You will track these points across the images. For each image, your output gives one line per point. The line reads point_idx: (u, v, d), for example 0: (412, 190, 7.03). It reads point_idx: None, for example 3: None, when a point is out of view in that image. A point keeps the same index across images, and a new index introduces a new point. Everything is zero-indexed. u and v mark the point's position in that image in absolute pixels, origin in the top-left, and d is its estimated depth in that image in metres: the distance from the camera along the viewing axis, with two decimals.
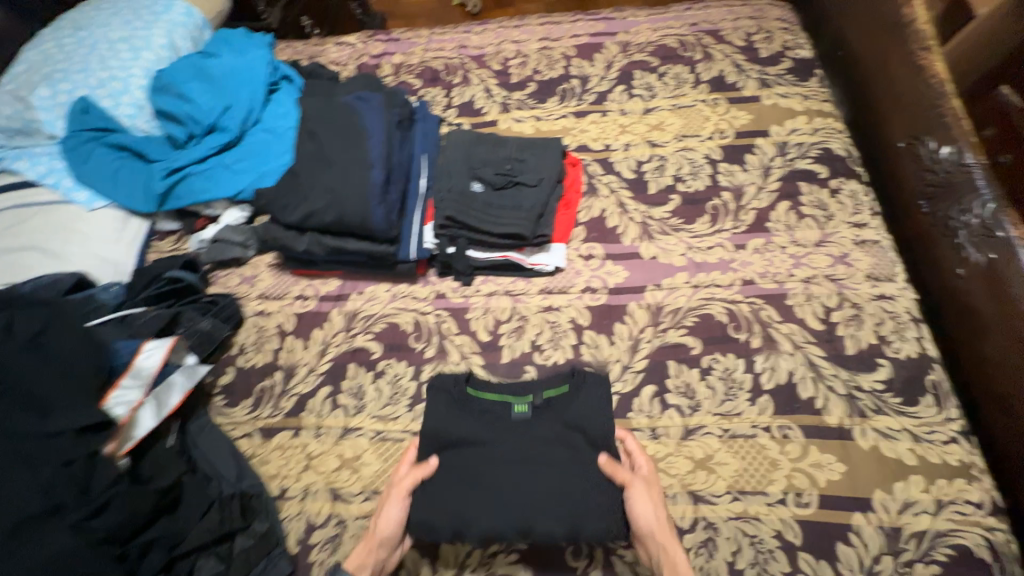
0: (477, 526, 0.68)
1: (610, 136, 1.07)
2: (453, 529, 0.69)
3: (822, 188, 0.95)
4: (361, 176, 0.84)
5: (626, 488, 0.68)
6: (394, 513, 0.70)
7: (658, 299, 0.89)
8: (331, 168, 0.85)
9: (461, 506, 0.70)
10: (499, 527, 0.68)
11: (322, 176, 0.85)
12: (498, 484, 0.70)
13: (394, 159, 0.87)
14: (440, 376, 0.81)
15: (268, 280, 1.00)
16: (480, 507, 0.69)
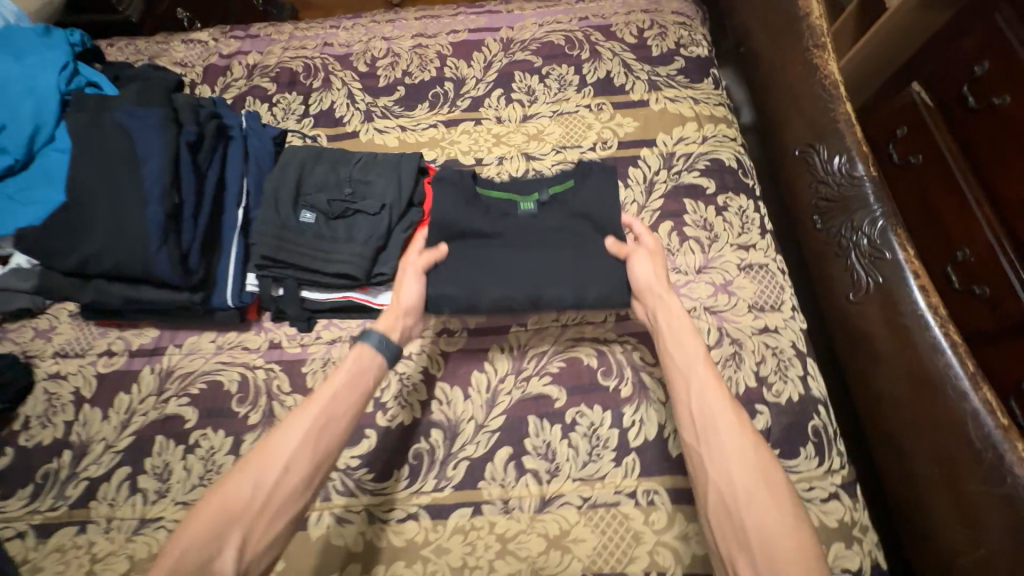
0: (487, 298, 0.71)
1: (482, 149, 0.94)
2: (465, 302, 0.71)
3: (709, 205, 0.85)
4: (137, 215, 0.68)
5: (631, 253, 0.70)
6: (413, 290, 0.70)
7: (521, 341, 0.78)
8: (102, 202, 0.69)
9: (473, 287, 0.71)
10: (510, 300, 0.70)
11: (93, 212, 0.69)
12: (505, 264, 0.72)
13: (190, 189, 0.72)
14: (444, 171, 0.78)
15: (67, 333, 0.83)
16: (490, 284, 0.71)
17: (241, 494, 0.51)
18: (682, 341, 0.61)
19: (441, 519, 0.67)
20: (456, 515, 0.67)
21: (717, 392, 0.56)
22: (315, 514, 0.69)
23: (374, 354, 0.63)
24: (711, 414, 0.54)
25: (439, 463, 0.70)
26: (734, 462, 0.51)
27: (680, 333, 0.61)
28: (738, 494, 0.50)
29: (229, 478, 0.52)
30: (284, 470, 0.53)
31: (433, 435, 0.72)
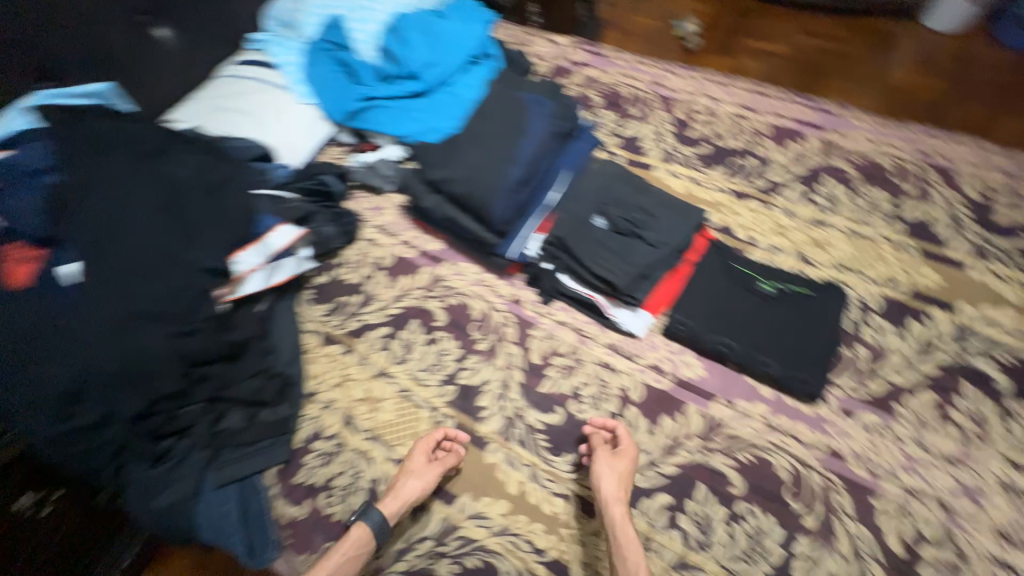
0: (710, 341, 0.84)
1: (759, 230, 0.98)
2: (693, 335, 0.85)
3: (989, 401, 0.77)
4: (497, 167, 0.90)
5: (594, 456, 0.75)
6: (425, 476, 0.76)
7: (722, 416, 0.80)
8: (479, 150, 0.93)
9: (703, 327, 0.85)
10: (729, 351, 0.83)
11: (469, 154, 0.94)
12: (737, 323, 0.85)
13: (535, 164, 0.92)
14: (719, 241, 0.96)
15: (390, 216, 1.12)
16: (717, 331, 0.85)
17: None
18: (629, 551, 0.67)
19: (588, 515, 0.75)
20: (601, 520, 0.74)
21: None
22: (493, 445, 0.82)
23: (369, 536, 0.72)
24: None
25: None
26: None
27: (627, 532, 0.69)
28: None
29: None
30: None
31: None
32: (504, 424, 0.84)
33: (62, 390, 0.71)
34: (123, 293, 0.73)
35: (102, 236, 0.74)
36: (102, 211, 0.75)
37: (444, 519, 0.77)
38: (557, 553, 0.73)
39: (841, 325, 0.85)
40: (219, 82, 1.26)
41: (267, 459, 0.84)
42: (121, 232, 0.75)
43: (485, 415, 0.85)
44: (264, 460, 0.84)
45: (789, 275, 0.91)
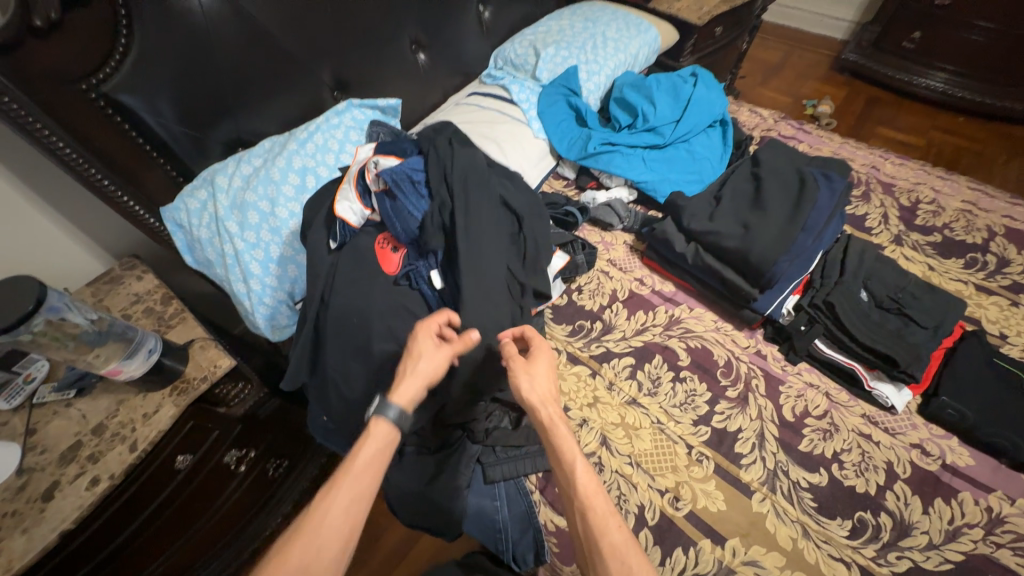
0: (983, 432, 0.85)
1: (1011, 328, 0.99)
2: (962, 422, 0.86)
3: None
4: (787, 232, 0.96)
5: (517, 369, 0.70)
6: (438, 351, 0.70)
7: (1002, 511, 0.80)
8: (758, 213, 1.00)
9: (973, 417, 0.86)
10: (1006, 447, 0.83)
11: (746, 215, 1.01)
12: (1009, 418, 0.86)
13: (819, 235, 0.98)
14: (969, 330, 0.97)
15: (620, 252, 1.19)
16: (989, 424, 0.86)
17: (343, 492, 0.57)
18: (570, 454, 0.62)
19: None
20: None
21: (608, 517, 0.58)
22: (759, 494, 0.84)
23: (389, 430, 0.63)
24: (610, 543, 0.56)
25: (882, 543, 0.78)
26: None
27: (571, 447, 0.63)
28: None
29: (329, 492, 0.56)
30: (359, 514, 0.56)
31: (882, 517, 0.81)
32: (767, 475, 0.86)
33: None
34: (485, 306, 0.82)
35: (473, 263, 0.83)
36: (479, 231, 0.83)
37: (718, 559, 0.78)
38: None
39: None
40: (464, 108, 1.43)
41: (530, 466, 0.85)
42: (484, 253, 0.84)
43: (746, 463, 0.87)
44: (527, 466, 0.85)
45: None
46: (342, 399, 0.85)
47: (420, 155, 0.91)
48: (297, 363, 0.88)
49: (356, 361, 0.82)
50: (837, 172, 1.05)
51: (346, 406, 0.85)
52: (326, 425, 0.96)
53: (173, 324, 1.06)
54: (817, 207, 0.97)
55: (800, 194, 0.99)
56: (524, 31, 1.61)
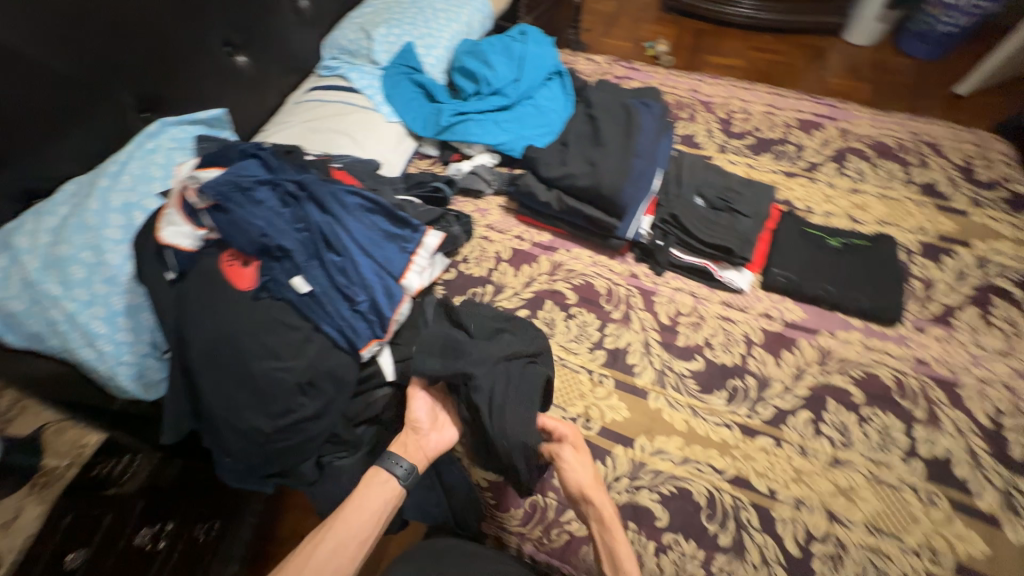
0: (806, 288, 1.03)
1: (813, 200, 1.20)
2: (789, 284, 1.04)
3: (1015, 308, 1.01)
4: (626, 161, 1.06)
5: (561, 458, 0.80)
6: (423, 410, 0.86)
7: (829, 345, 0.99)
8: (599, 148, 1.10)
9: (796, 278, 1.05)
10: (822, 295, 1.02)
11: (590, 152, 1.09)
12: (821, 272, 1.05)
13: (652, 155, 1.09)
14: (785, 210, 1.16)
15: (496, 216, 1.23)
16: (809, 280, 1.04)
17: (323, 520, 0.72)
18: (616, 542, 0.74)
19: (750, 436, 0.89)
20: (762, 438, 0.89)
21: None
22: (653, 393, 0.95)
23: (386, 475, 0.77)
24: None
25: (751, 400, 0.93)
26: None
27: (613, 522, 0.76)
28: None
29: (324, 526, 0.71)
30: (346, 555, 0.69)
31: (748, 379, 0.96)
32: (657, 374, 0.97)
33: (299, 379, 0.75)
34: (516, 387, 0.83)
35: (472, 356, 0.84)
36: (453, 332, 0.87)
37: (631, 457, 0.87)
38: (734, 471, 0.86)
39: (897, 265, 1.07)
40: (307, 107, 1.37)
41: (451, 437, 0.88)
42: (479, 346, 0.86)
43: (638, 370, 0.98)
44: None
45: (845, 232, 1.13)
46: (233, 435, 0.78)
47: (253, 159, 0.85)
48: (175, 412, 0.80)
49: (238, 390, 0.75)
50: (654, 99, 1.19)
51: (242, 440, 0.78)
52: (232, 467, 0.89)
53: (11, 418, 0.91)
54: (643, 129, 1.09)
55: (629, 124, 1.10)
56: (351, 16, 1.55)
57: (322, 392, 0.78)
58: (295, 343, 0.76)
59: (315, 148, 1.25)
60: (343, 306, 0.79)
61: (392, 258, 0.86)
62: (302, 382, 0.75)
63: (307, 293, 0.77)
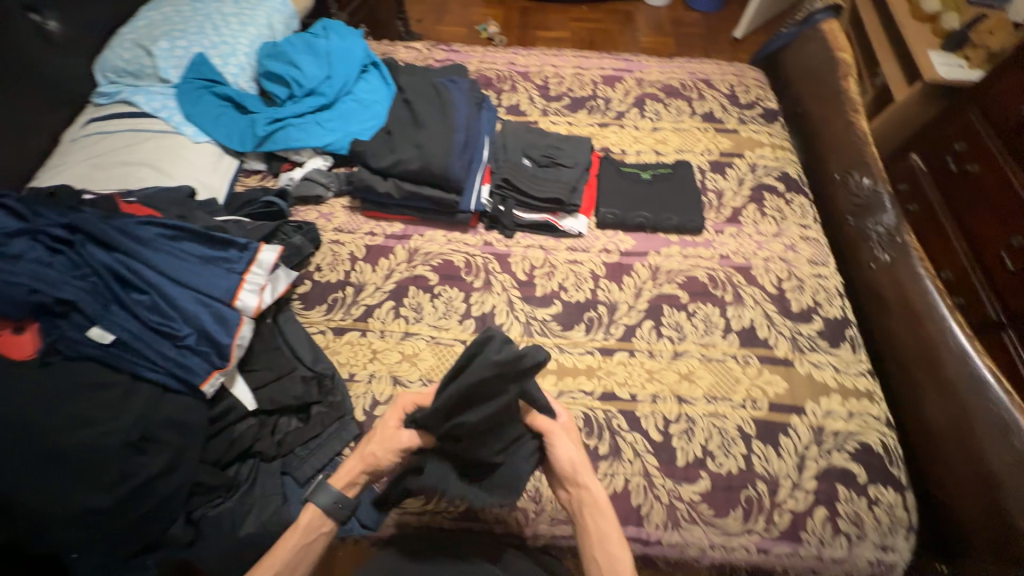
0: (630, 219, 1.19)
1: (625, 144, 1.37)
2: (617, 218, 1.18)
3: (780, 198, 1.27)
4: (448, 136, 1.11)
5: (557, 436, 0.82)
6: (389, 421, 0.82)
7: (657, 262, 1.15)
8: (421, 130, 1.13)
9: (621, 212, 1.19)
10: (644, 222, 1.18)
11: (415, 135, 1.12)
12: (640, 202, 1.21)
13: (471, 127, 1.17)
14: (604, 155, 1.31)
15: (342, 217, 1.20)
16: (632, 212, 1.19)
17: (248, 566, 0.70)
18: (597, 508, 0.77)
19: (609, 355, 1.02)
20: (619, 354, 1.02)
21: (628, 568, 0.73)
22: (523, 344, 1.03)
23: (324, 513, 0.76)
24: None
25: (605, 324, 1.06)
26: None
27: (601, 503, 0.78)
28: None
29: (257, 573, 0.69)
30: None
31: (600, 308, 1.08)
32: (524, 327, 1.05)
33: (130, 438, 0.71)
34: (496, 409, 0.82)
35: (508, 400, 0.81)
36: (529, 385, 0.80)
37: None
38: (602, 387, 0.97)
39: (696, 184, 1.27)
40: (88, 143, 1.17)
41: (336, 444, 0.87)
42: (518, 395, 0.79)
43: (506, 327, 1.04)
44: (333, 446, 0.87)
45: (654, 165, 1.31)
46: (63, 529, 0.67)
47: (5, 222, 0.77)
48: None
49: (53, 473, 0.66)
50: (463, 77, 1.25)
51: (76, 531, 0.68)
52: None
53: None
54: (457, 106, 1.16)
55: (442, 103, 1.17)
56: (119, 31, 1.34)
57: (165, 444, 0.73)
58: (115, 401, 0.72)
59: (107, 187, 1.08)
60: (167, 345, 0.77)
61: (216, 282, 0.83)
62: (134, 440, 0.71)
63: (112, 342, 0.75)
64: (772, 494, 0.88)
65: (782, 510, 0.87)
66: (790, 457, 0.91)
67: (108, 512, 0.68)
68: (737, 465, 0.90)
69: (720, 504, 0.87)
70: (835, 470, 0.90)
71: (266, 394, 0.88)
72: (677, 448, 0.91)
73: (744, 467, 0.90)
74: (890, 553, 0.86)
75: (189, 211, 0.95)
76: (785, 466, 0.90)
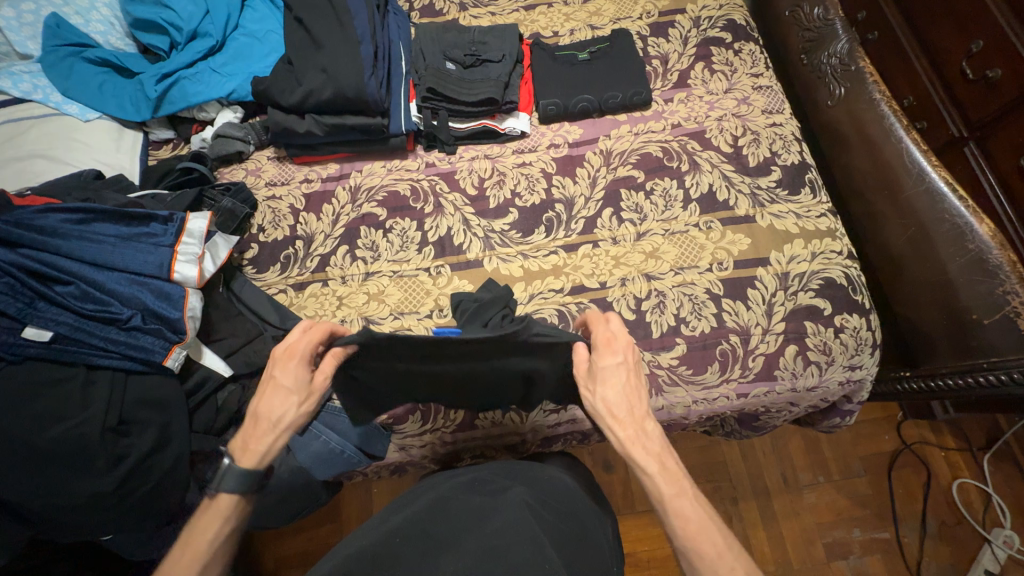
0: (574, 106, 1.10)
1: (556, 25, 1.23)
2: (560, 107, 1.10)
3: (728, 50, 1.17)
4: (351, 53, 1.01)
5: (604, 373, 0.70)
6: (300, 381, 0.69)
7: (608, 146, 1.10)
8: (324, 52, 1.02)
9: (564, 100, 1.10)
10: (589, 106, 1.10)
11: (317, 59, 1.01)
12: (582, 85, 1.12)
13: (377, 37, 1.05)
14: (535, 42, 1.18)
15: (272, 170, 1.11)
16: (574, 98, 1.10)
17: (174, 558, 0.62)
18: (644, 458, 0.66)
19: (573, 251, 1.00)
20: (583, 248, 1.01)
21: (679, 497, 0.64)
22: (486, 259, 1.01)
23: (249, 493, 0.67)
24: (684, 516, 0.63)
25: (565, 222, 1.03)
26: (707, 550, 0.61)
27: (631, 432, 0.67)
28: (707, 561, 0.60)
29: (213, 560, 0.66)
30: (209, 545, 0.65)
31: (557, 207, 1.04)
32: (483, 242, 1.02)
33: (108, 424, 0.72)
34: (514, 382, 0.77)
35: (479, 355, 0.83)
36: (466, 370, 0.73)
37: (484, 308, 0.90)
38: (571, 283, 0.98)
39: (638, 54, 1.17)
40: None
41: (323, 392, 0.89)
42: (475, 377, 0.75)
43: (466, 247, 1.02)
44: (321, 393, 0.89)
45: (591, 42, 1.19)
46: (77, 515, 0.71)
47: None
48: None
49: (47, 467, 0.69)
50: None
51: (89, 514, 0.71)
52: (121, 539, 0.83)
53: None
54: (356, 13, 1.03)
55: (337, 13, 1.04)
56: None
57: (146, 423, 0.75)
58: (78, 393, 0.73)
59: (4, 189, 0.99)
60: (114, 329, 0.76)
61: (147, 258, 0.79)
62: (113, 426, 0.72)
63: (53, 339, 0.74)
64: (745, 343, 0.92)
65: (756, 355, 0.92)
66: (759, 307, 0.94)
67: (115, 492, 0.71)
68: (709, 325, 0.93)
69: (698, 363, 0.92)
70: (801, 309, 0.94)
71: (238, 359, 0.88)
72: (651, 322, 0.94)
73: (716, 324, 0.93)
74: (856, 371, 0.93)
75: (95, 194, 0.88)
76: (755, 316, 0.94)
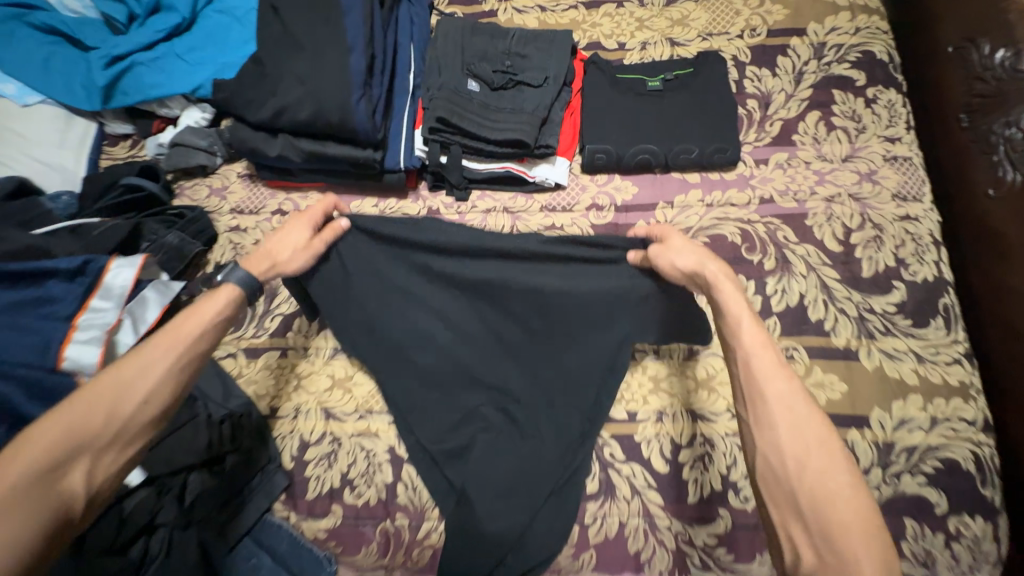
0: (630, 156, 0.82)
1: (625, 33, 0.93)
2: (614, 155, 0.82)
3: (857, 97, 0.85)
4: (339, 60, 0.75)
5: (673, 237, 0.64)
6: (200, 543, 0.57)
7: (668, 218, 0.82)
8: (305, 54, 0.77)
9: (620, 146, 0.82)
10: (653, 158, 0.82)
11: (295, 65, 0.76)
12: (648, 127, 0.83)
13: (377, 38, 0.79)
14: (594, 58, 0.89)
15: (240, 192, 0.89)
16: (633, 145, 0.82)
17: None
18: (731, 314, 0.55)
19: None
20: None
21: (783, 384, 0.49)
22: None
23: None
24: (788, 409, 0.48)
25: None
26: (794, 450, 0.46)
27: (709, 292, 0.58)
28: (820, 495, 0.44)
29: None
30: None
31: None
32: None
33: None
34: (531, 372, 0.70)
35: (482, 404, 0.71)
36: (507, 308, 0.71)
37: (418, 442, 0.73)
38: None
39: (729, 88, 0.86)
40: None
41: (262, 500, 0.74)
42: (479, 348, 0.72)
43: None
44: (259, 503, 0.74)
45: (667, 63, 0.88)
46: None
47: None
48: None
49: None
50: None
51: None
52: None
53: None
54: (348, 9, 0.77)
55: (329, 1, 0.78)
56: None
57: None
58: None
59: None
60: None
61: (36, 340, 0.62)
62: None
63: None
64: None
65: None
66: None
67: None
68: None
69: (744, 549, 0.68)
70: (904, 500, 0.67)
71: None
72: (689, 481, 0.71)
73: None
74: None
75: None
76: None
